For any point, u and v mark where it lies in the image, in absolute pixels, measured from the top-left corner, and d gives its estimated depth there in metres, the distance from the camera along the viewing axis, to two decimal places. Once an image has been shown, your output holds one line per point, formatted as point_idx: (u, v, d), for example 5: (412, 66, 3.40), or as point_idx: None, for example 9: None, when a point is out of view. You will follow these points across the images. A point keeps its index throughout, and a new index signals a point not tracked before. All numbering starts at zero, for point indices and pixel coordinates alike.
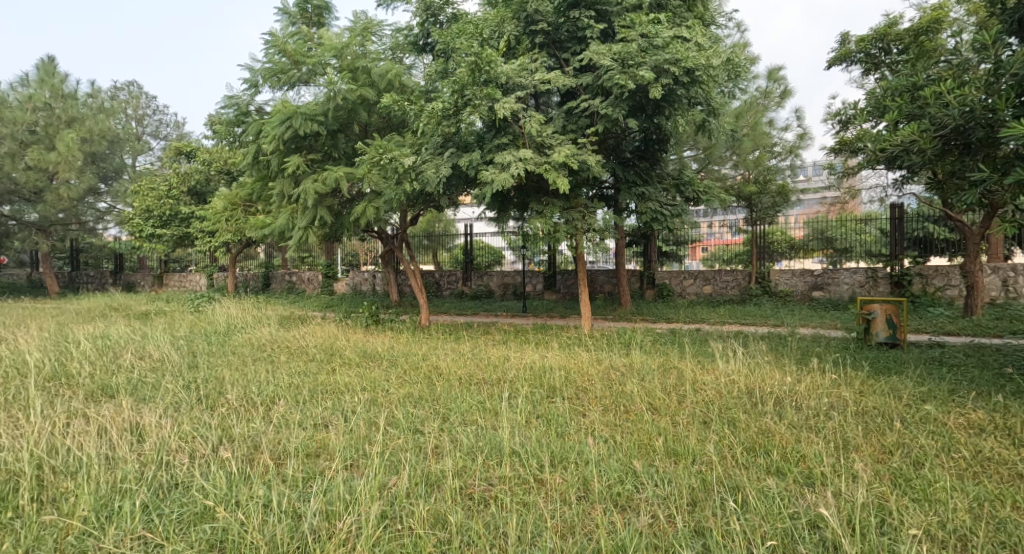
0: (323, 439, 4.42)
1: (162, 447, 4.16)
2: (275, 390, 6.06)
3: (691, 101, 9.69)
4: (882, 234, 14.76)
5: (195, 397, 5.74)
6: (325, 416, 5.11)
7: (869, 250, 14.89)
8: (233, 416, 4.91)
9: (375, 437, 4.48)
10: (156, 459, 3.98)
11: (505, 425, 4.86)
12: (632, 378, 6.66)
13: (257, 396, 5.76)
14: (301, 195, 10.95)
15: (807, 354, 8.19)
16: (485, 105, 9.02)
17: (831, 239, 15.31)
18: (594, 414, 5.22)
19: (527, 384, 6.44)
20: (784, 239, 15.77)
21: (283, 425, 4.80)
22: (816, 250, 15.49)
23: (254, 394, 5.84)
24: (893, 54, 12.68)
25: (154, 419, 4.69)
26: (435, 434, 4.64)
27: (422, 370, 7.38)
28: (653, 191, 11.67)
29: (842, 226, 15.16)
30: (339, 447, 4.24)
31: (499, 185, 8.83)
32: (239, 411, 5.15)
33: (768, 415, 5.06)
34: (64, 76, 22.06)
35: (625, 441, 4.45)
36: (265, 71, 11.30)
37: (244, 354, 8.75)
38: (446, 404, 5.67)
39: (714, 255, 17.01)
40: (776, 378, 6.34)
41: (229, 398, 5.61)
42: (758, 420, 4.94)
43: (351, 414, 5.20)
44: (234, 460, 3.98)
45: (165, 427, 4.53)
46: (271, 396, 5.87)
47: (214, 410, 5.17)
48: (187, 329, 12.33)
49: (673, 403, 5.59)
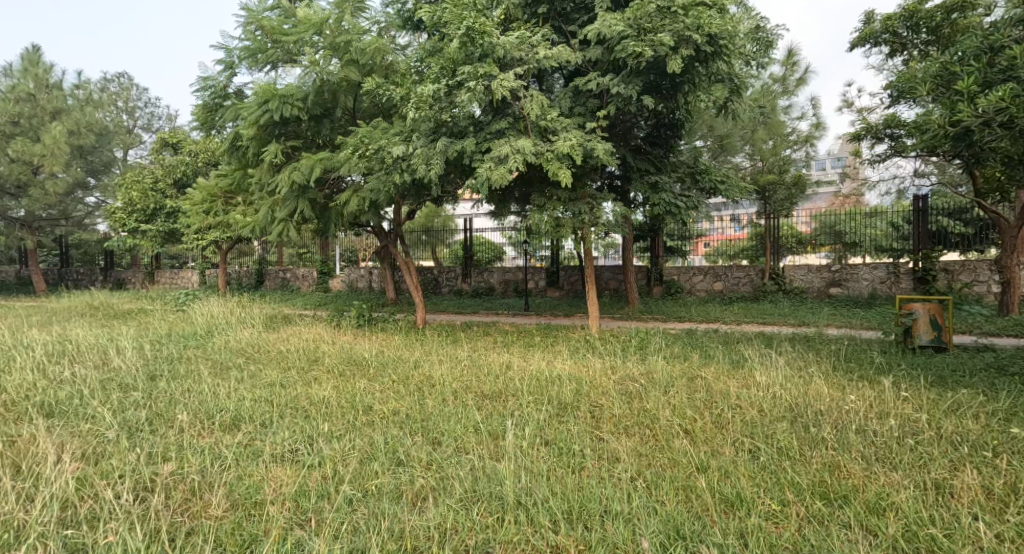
0: (293, 483, 3.64)
1: (66, 520, 3.33)
2: (238, 409, 5.19)
3: (712, 79, 8.70)
4: (892, 229, 14.18)
5: (140, 420, 4.85)
6: (292, 444, 4.29)
7: (880, 245, 14.25)
8: (177, 452, 4.10)
9: (349, 479, 3.68)
10: (50, 534, 3.15)
11: (514, 460, 4.03)
12: (653, 391, 5.78)
13: (214, 423, 4.88)
14: (280, 185, 10.05)
15: (847, 360, 7.28)
16: (478, 85, 8.01)
17: (841, 232, 14.38)
18: (616, 442, 4.37)
19: (533, 401, 5.54)
20: (792, 235, 14.84)
21: (244, 463, 3.99)
22: (825, 245, 14.63)
23: (212, 419, 4.95)
24: (922, 33, 11.67)
25: (73, 462, 3.86)
26: (424, 469, 3.86)
27: (413, 381, 6.47)
28: (667, 181, 10.68)
29: (852, 220, 14.29)
30: (302, 505, 3.43)
31: (496, 179, 7.92)
32: (186, 439, 4.32)
33: (829, 445, 4.20)
34: (49, 66, 21.09)
35: (660, 483, 3.66)
36: (243, 50, 10.41)
37: (215, 360, 7.89)
38: (438, 428, 4.80)
39: (718, 251, 16.21)
40: (823, 393, 5.45)
41: (187, 423, 4.79)
42: (815, 452, 4.10)
43: (329, 439, 4.39)
44: (146, 532, 3.18)
45: (87, 480, 3.72)
46: (234, 420, 4.99)
47: (156, 440, 4.33)
48: (162, 331, 11.44)
49: (709, 426, 4.72)
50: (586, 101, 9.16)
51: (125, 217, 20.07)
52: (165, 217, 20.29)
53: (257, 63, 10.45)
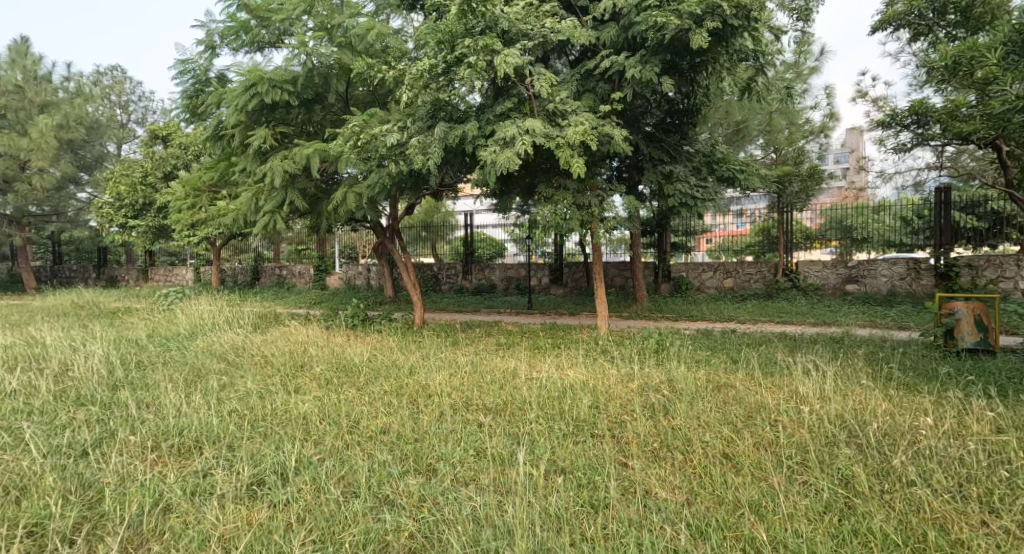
0: (269, 545, 3.12)
1: None
2: (197, 434, 4.49)
3: (735, 57, 8.00)
4: (903, 223, 13.12)
5: (82, 452, 4.10)
6: (269, 478, 3.75)
7: (887, 239, 13.33)
8: (128, 498, 3.48)
9: (336, 534, 3.20)
10: None
11: (533, 504, 3.45)
12: (679, 403, 5.08)
13: (164, 455, 4.16)
14: (267, 174, 9.29)
15: (893, 364, 6.54)
16: (481, 61, 7.23)
17: (849, 228, 13.76)
18: (646, 473, 3.76)
19: (543, 417, 4.86)
20: (800, 231, 14.20)
21: (216, 508, 3.41)
22: (832, 240, 13.95)
23: (165, 450, 4.23)
24: (948, 18, 10.61)
25: None
26: (430, 514, 3.36)
27: (409, 392, 5.76)
28: (683, 171, 9.96)
29: (860, 215, 13.58)
30: None
31: (502, 166, 7.16)
32: (144, 476, 3.69)
33: (898, 471, 3.60)
34: (37, 58, 20.30)
35: (699, 529, 3.21)
36: (226, 30, 9.64)
37: (192, 366, 7.18)
38: (433, 453, 4.16)
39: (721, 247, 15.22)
40: (876, 404, 4.74)
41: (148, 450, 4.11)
42: (884, 486, 3.50)
43: (314, 472, 3.76)
44: None
45: None
46: (188, 451, 4.29)
47: (103, 478, 3.67)
48: (145, 333, 10.70)
49: (749, 447, 4.07)
50: (596, 84, 8.38)
51: (113, 213, 19.33)
52: (155, 213, 19.56)
53: (241, 43, 9.66)
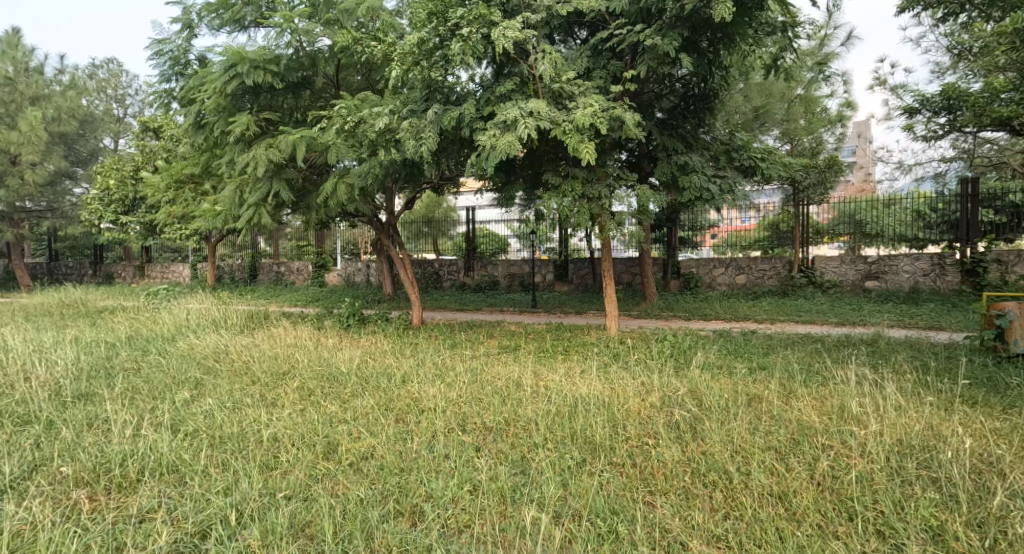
0: None
1: None
2: (140, 469, 3.79)
3: (759, 31, 7.25)
4: (914, 217, 12.45)
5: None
6: (222, 528, 3.18)
7: (902, 235, 12.63)
8: None
9: None
10: None
11: None
12: (710, 421, 4.36)
13: (98, 500, 3.50)
14: (250, 164, 8.54)
15: (945, 373, 5.77)
16: (475, 35, 6.50)
17: (861, 222, 12.96)
18: (682, 524, 3.16)
19: (551, 440, 4.15)
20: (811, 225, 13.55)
21: None
22: (841, 235, 13.25)
23: (99, 495, 3.57)
24: None
25: None
26: None
27: (397, 407, 5.03)
28: (699, 160, 9.11)
29: (874, 208, 12.75)
30: None
31: (503, 152, 6.44)
32: (57, 531, 3.12)
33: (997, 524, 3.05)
34: (28, 49, 19.52)
35: None
36: (207, 7, 8.90)
37: (167, 375, 6.44)
38: (421, 489, 3.50)
39: (727, 242, 14.33)
40: (942, 426, 4.02)
41: (78, 492, 3.49)
42: (968, 548, 2.92)
43: (275, 526, 3.15)
44: None
45: None
46: (129, 491, 3.61)
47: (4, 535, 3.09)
48: (125, 335, 9.98)
49: (802, 483, 3.42)
50: (607, 62, 7.64)
51: (104, 208, 18.60)
52: (146, 208, 18.88)
53: (221, 22, 8.93)
